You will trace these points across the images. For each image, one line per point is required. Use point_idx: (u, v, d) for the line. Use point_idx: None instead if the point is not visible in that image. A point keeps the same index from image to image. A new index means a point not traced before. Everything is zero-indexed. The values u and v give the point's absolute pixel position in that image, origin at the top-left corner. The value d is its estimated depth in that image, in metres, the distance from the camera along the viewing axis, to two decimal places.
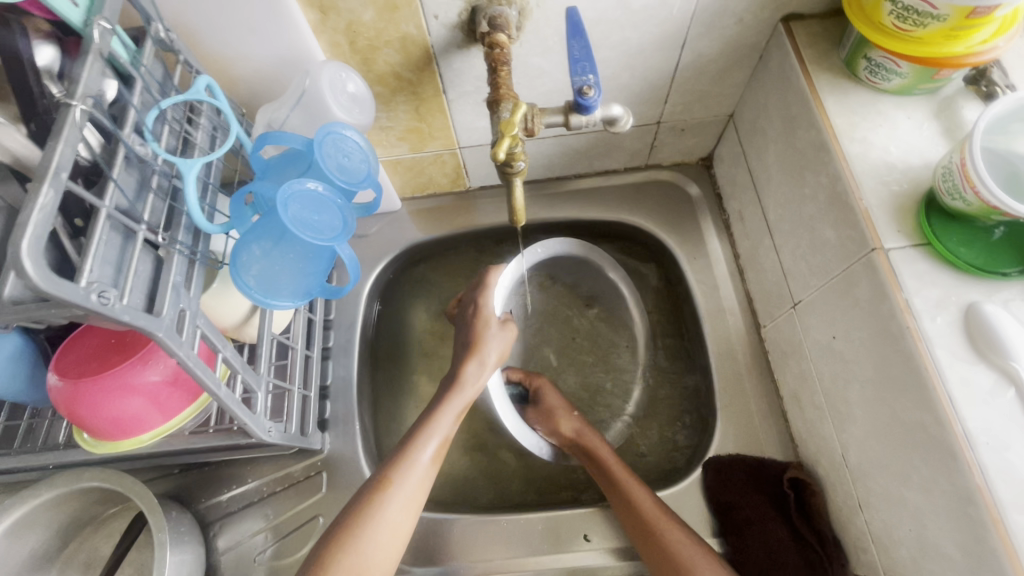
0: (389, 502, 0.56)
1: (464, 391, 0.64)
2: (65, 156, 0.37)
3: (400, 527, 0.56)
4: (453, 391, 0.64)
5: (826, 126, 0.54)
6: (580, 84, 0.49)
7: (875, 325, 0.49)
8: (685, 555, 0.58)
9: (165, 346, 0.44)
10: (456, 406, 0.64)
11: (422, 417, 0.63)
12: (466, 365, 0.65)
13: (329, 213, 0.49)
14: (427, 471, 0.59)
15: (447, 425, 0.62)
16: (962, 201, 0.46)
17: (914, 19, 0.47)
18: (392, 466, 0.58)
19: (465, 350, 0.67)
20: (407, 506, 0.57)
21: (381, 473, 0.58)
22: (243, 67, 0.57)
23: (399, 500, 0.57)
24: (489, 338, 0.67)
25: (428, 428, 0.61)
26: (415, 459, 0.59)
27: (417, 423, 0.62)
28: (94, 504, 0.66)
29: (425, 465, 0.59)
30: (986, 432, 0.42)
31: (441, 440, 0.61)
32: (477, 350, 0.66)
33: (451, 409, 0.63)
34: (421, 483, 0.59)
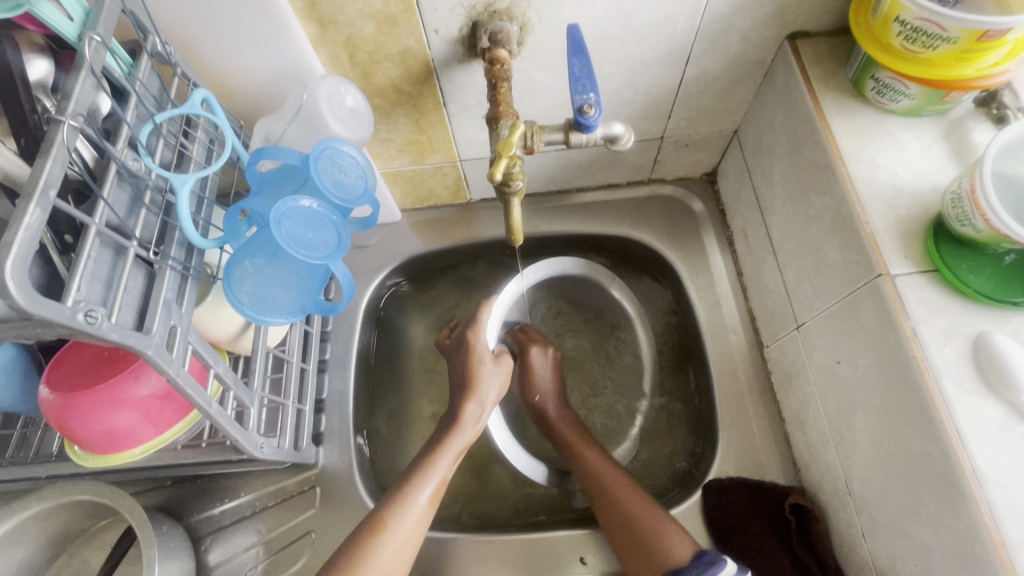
0: (382, 546, 0.55)
1: (464, 431, 0.64)
2: (54, 174, 0.36)
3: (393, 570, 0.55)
4: (453, 431, 0.64)
5: (832, 147, 0.53)
6: (580, 102, 0.48)
7: (881, 352, 0.48)
8: (643, 519, 0.61)
9: (153, 363, 0.44)
10: (456, 446, 0.63)
11: (420, 458, 0.62)
12: (465, 405, 0.65)
13: (323, 230, 0.48)
14: (425, 512, 0.59)
15: (445, 466, 0.62)
16: (971, 228, 0.45)
17: (922, 41, 0.46)
18: (388, 509, 0.57)
19: (461, 389, 0.67)
20: (401, 551, 0.56)
21: (375, 516, 0.57)
22: (242, 80, 0.57)
23: (393, 543, 0.55)
24: (484, 376, 0.67)
25: (427, 470, 0.61)
26: (410, 501, 0.58)
27: (416, 465, 0.62)
28: (83, 517, 0.66)
29: (422, 507, 0.58)
30: (995, 468, 0.41)
31: (440, 482, 0.61)
32: (474, 390, 0.66)
33: (449, 453, 0.63)
34: (416, 528, 0.58)
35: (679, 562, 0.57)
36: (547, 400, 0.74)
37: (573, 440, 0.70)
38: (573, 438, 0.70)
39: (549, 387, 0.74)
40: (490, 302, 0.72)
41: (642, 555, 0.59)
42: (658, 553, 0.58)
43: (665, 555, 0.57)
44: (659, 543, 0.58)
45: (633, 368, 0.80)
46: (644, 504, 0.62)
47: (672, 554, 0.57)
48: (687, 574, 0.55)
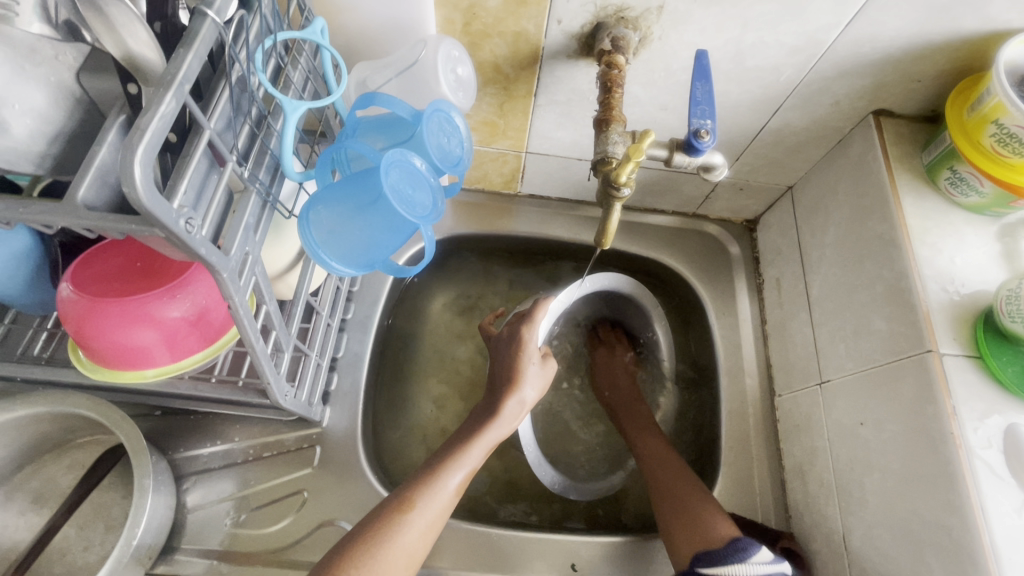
0: (408, 526, 0.53)
1: (500, 425, 0.63)
2: (191, 68, 0.34)
3: (415, 552, 0.54)
4: (491, 424, 0.63)
5: (900, 224, 0.57)
6: (697, 126, 0.49)
7: (913, 422, 0.51)
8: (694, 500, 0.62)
9: (224, 286, 0.42)
10: (490, 439, 0.62)
11: (450, 447, 0.61)
12: (506, 400, 0.64)
13: (422, 190, 0.47)
14: (450, 500, 0.57)
15: (477, 457, 0.61)
16: (1021, 325, 0.48)
17: (1013, 146, 0.50)
18: (418, 489, 0.56)
19: (505, 382, 0.66)
20: (423, 537, 0.55)
21: (404, 495, 0.56)
22: (350, 19, 0.55)
23: (418, 527, 0.54)
24: (530, 375, 0.66)
25: (458, 458, 0.59)
26: (440, 486, 0.57)
27: (447, 452, 0.60)
28: (63, 431, 0.61)
29: (450, 493, 0.57)
30: (1010, 547, 0.44)
31: (469, 471, 0.60)
32: (518, 386, 0.65)
33: (481, 445, 0.61)
34: (442, 512, 0.56)
35: (712, 540, 0.58)
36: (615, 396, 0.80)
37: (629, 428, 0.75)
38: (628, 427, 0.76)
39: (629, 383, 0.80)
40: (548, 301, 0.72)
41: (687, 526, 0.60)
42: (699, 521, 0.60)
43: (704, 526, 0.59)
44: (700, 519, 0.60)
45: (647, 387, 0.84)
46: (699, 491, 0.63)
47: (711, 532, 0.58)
48: (717, 554, 0.55)
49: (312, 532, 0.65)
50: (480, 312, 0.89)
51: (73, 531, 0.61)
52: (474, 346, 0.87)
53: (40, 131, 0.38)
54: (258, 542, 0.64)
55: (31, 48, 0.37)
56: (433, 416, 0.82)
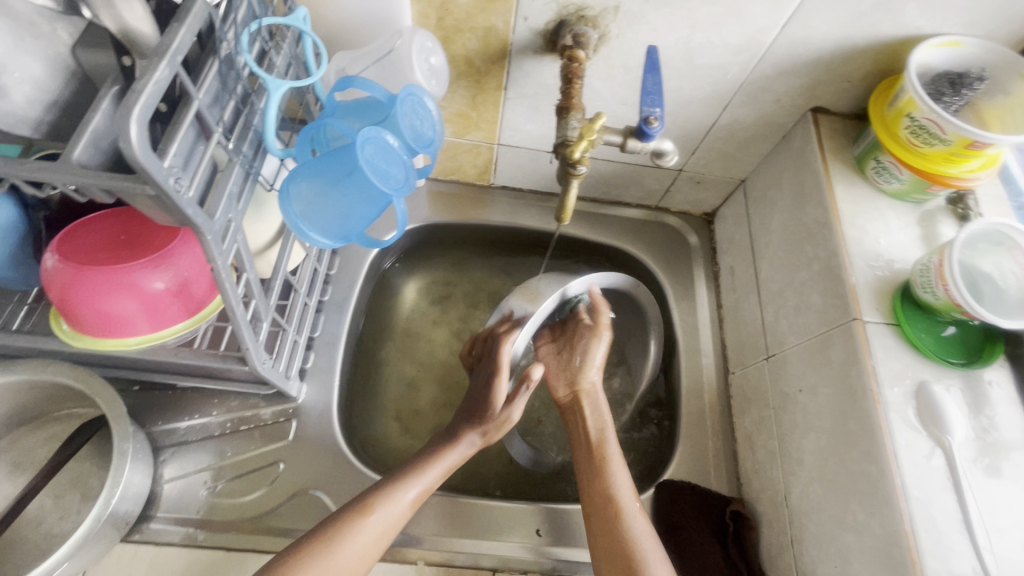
0: (361, 530, 0.57)
1: (457, 452, 0.67)
2: (183, 41, 0.38)
3: (365, 559, 0.57)
4: (451, 448, 0.66)
5: (833, 209, 0.63)
6: (647, 114, 0.54)
7: (841, 384, 0.57)
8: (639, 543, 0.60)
9: (207, 248, 0.45)
10: (449, 462, 0.66)
11: (410, 464, 0.64)
12: (467, 429, 0.68)
13: (396, 166, 0.51)
14: (404, 514, 0.60)
15: (434, 476, 0.64)
16: (932, 295, 0.54)
17: (924, 137, 0.56)
18: (376, 494, 0.60)
19: (471, 414, 0.69)
20: (377, 542, 0.58)
21: (362, 499, 0.59)
22: (330, 10, 0.58)
23: (371, 535, 0.57)
24: (502, 395, 0.69)
25: (415, 475, 0.63)
26: (395, 499, 0.60)
27: (407, 467, 0.64)
28: (42, 401, 0.63)
29: (406, 504, 0.61)
30: (918, 488, 0.49)
31: (425, 488, 0.63)
32: (483, 420, 0.68)
33: (439, 467, 0.65)
34: (396, 522, 0.60)
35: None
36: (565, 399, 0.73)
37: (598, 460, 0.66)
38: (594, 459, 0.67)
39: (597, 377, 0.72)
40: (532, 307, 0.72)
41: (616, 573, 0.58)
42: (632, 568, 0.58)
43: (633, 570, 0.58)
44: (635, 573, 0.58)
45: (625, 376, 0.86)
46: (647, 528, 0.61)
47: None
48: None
49: (287, 500, 0.68)
50: (454, 298, 0.93)
51: (49, 501, 0.62)
52: (448, 331, 0.91)
53: (37, 99, 0.41)
54: (234, 511, 0.67)
55: (31, 22, 0.40)
56: (407, 396, 0.85)
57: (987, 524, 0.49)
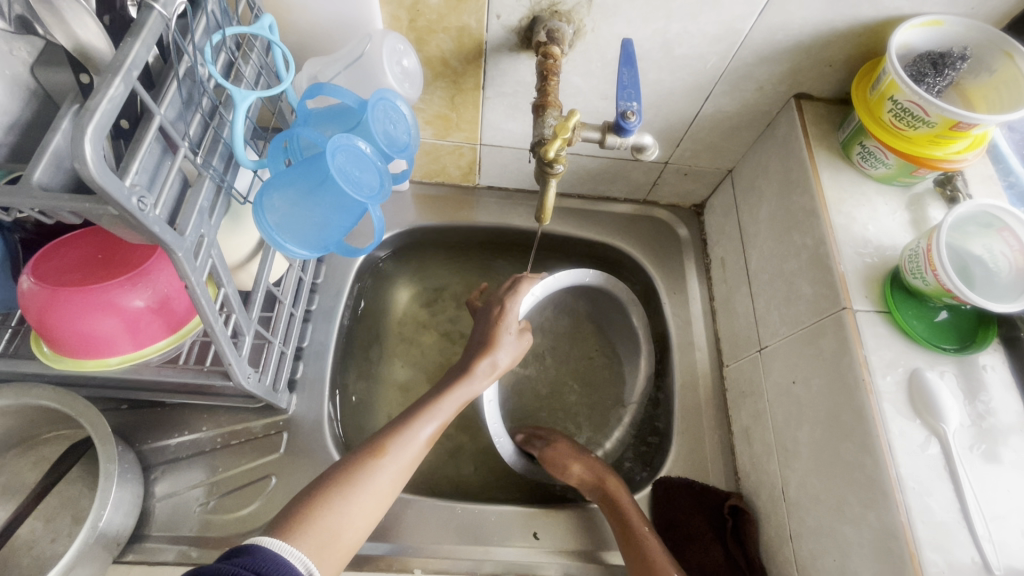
0: (379, 469, 0.56)
1: (469, 385, 0.66)
2: (139, 56, 0.37)
3: (386, 493, 0.56)
4: (462, 380, 0.66)
5: (819, 196, 0.62)
6: (624, 108, 0.53)
7: (833, 374, 0.56)
8: None
9: (179, 266, 0.44)
10: (462, 395, 0.65)
11: (423, 401, 0.64)
12: (477, 361, 0.67)
13: (369, 173, 0.50)
14: (422, 449, 0.60)
15: (447, 411, 0.64)
16: (922, 280, 0.53)
17: (908, 120, 0.55)
18: (391, 436, 0.59)
19: (479, 347, 0.69)
20: (395, 480, 0.57)
21: (376, 441, 0.58)
22: (300, 17, 0.58)
23: (390, 469, 0.57)
24: (505, 343, 0.69)
25: (429, 412, 0.62)
26: (412, 436, 0.60)
27: (419, 404, 0.63)
28: (28, 424, 0.62)
29: (421, 443, 0.60)
30: (914, 478, 0.48)
31: (441, 423, 0.63)
32: (490, 350, 0.68)
33: (455, 398, 0.65)
34: (413, 460, 0.59)
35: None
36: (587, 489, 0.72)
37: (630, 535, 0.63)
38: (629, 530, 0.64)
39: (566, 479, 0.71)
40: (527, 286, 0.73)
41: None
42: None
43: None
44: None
45: (617, 374, 0.86)
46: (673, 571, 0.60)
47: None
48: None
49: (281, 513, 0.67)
50: (444, 301, 0.92)
51: (40, 524, 0.62)
52: (439, 335, 0.90)
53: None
54: (227, 527, 0.66)
55: None
56: (399, 402, 0.84)
57: (986, 513, 0.48)
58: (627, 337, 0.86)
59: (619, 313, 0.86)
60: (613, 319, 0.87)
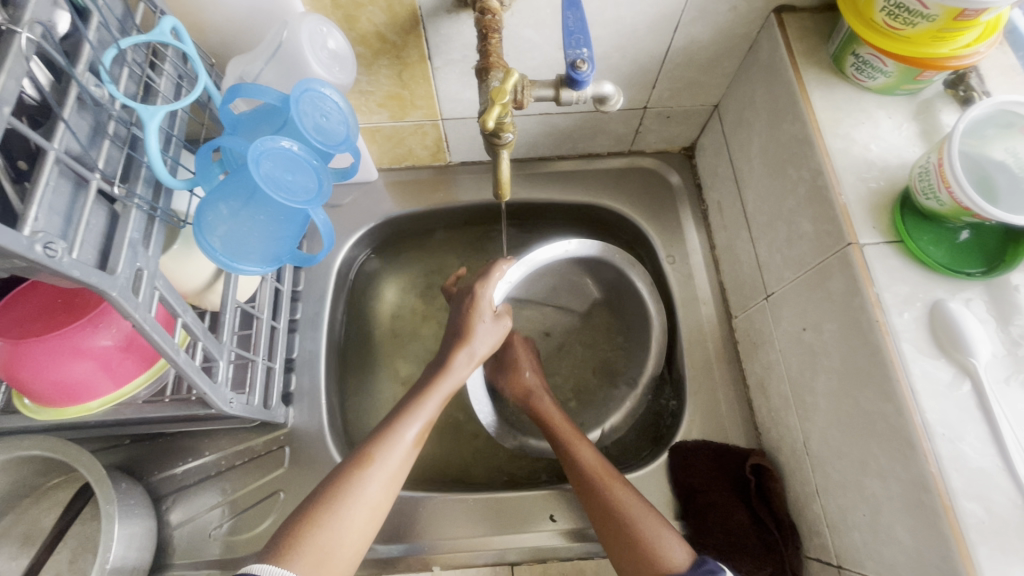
0: (369, 479, 0.54)
1: (450, 377, 0.63)
2: (8, 89, 0.33)
3: (379, 505, 0.55)
4: (442, 376, 0.63)
5: (812, 121, 0.55)
6: (573, 57, 0.48)
7: (845, 318, 0.50)
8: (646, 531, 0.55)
9: (117, 306, 0.41)
10: (444, 390, 0.62)
11: (405, 400, 0.61)
12: (455, 353, 0.64)
13: (304, 174, 0.46)
14: (410, 451, 0.58)
15: (432, 409, 0.61)
16: (935, 201, 0.47)
17: (904, 18, 0.48)
18: (376, 443, 0.57)
19: (454, 338, 0.66)
20: (386, 488, 0.55)
21: (362, 450, 0.56)
22: (213, 14, 0.53)
23: (379, 478, 0.55)
24: (481, 332, 0.65)
25: (413, 411, 0.60)
26: (397, 438, 0.57)
27: (402, 405, 0.61)
28: (35, 474, 0.63)
29: (408, 444, 0.58)
30: (943, 423, 0.44)
31: (425, 422, 0.60)
32: (466, 341, 0.65)
33: (436, 395, 0.62)
34: (402, 463, 0.57)
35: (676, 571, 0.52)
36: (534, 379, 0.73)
37: (567, 435, 0.66)
38: (566, 433, 0.66)
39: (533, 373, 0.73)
40: (507, 262, 0.69)
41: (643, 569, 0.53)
42: (646, 546, 0.54)
43: (661, 562, 0.53)
44: (654, 546, 0.54)
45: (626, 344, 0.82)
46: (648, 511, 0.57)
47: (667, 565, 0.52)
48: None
49: None
50: (436, 289, 0.89)
51: (64, 566, 0.63)
52: (435, 324, 0.87)
53: None
54: (244, 547, 0.66)
55: None
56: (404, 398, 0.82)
57: None
58: (635, 311, 0.80)
59: (620, 287, 0.80)
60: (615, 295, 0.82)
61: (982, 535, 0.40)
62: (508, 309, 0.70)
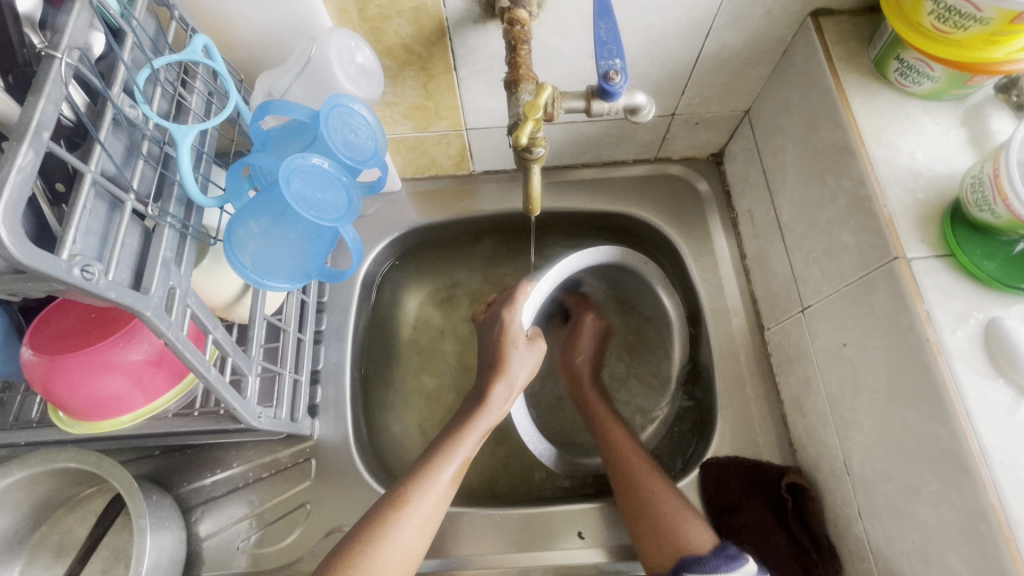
0: (405, 521, 0.54)
1: (489, 413, 0.63)
2: (47, 115, 0.33)
3: (413, 548, 0.54)
4: (480, 412, 0.62)
5: (853, 128, 0.53)
6: (606, 69, 0.46)
7: (891, 336, 0.48)
8: (664, 502, 0.60)
9: (151, 325, 0.41)
10: (482, 427, 0.62)
11: (443, 438, 0.61)
12: (493, 385, 0.63)
13: (333, 190, 0.46)
14: (447, 491, 0.58)
15: (470, 446, 0.61)
16: (990, 213, 0.45)
17: (954, 21, 0.46)
18: (412, 484, 0.56)
19: (490, 369, 0.65)
20: (422, 531, 0.55)
21: (398, 491, 0.56)
22: (242, 30, 0.53)
23: (414, 521, 0.54)
24: (516, 358, 0.64)
25: (450, 449, 0.59)
26: (434, 478, 0.57)
27: (439, 444, 0.61)
28: (68, 484, 0.63)
29: (445, 484, 0.57)
30: (1002, 449, 0.41)
31: (463, 461, 0.60)
32: (504, 370, 0.64)
33: (475, 432, 0.61)
34: (439, 504, 0.57)
35: (698, 550, 0.56)
36: (585, 366, 0.78)
37: (602, 417, 0.71)
38: (602, 416, 0.71)
39: (587, 357, 0.78)
40: (531, 282, 0.68)
41: (654, 532, 0.58)
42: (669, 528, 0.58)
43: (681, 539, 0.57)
44: (677, 525, 0.58)
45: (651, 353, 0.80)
46: (668, 490, 0.62)
47: (688, 541, 0.57)
48: (707, 561, 0.54)
49: (321, 540, 0.66)
50: (459, 299, 0.89)
51: None
52: (458, 336, 0.87)
53: None
54: (271, 559, 0.66)
55: None
56: (428, 410, 0.82)
57: None
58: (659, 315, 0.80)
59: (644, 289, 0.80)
60: (642, 300, 0.82)
61: None
62: (538, 331, 0.69)
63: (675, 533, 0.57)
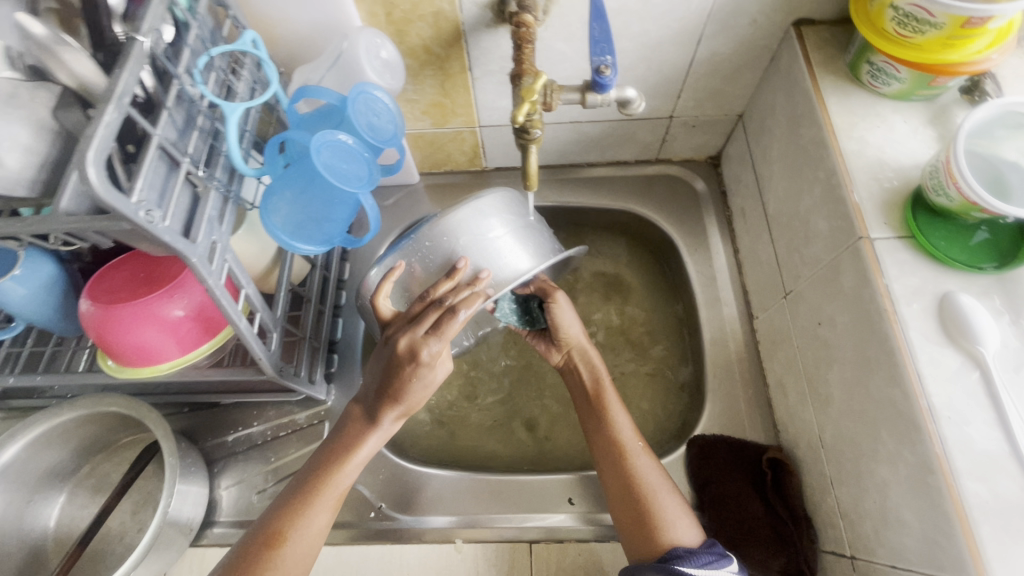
0: (281, 560, 0.55)
1: (376, 438, 0.60)
2: (129, 85, 0.41)
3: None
4: (367, 435, 0.60)
5: (827, 124, 0.58)
6: (598, 63, 0.54)
7: (856, 311, 0.52)
8: (651, 485, 0.60)
9: (196, 271, 0.48)
10: (359, 458, 0.60)
11: (317, 471, 0.60)
12: (385, 415, 0.59)
13: (356, 164, 0.53)
14: (325, 522, 0.58)
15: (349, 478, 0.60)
16: (945, 197, 0.49)
17: (913, 26, 0.51)
18: (287, 523, 0.57)
19: (382, 399, 0.58)
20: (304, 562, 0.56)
21: (274, 529, 0.56)
22: (284, 29, 0.61)
23: (293, 558, 0.55)
24: (416, 392, 0.58)
25: (324, 486, 0.58)
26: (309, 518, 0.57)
27: (314, 477, 0.59)
28: (108, 431, 0.70)
29: (322, 520, 0.58)
30: (949, 407, 0.45)
31: (337, 495, 0.59)
32: (399, 404, 0.58)
33: (352, 462, 0.60)
34: (315, 537, 0.57)
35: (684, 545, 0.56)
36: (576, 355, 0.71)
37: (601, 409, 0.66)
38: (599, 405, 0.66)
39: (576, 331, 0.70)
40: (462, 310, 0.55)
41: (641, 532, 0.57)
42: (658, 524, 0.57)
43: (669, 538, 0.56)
44: (667, 522, 0.57)
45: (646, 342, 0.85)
46: (655, 468, 0.61)
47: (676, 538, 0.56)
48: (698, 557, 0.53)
49: None
50: None
51: (128, 516, 0.70)
52: None
53: (31, 162, 0.43)
54: None
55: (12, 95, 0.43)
56: None
57: None
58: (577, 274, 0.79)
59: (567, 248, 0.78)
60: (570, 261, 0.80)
61: (985, 514, 0.41)
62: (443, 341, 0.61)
63: (649, 502, 0.58)
